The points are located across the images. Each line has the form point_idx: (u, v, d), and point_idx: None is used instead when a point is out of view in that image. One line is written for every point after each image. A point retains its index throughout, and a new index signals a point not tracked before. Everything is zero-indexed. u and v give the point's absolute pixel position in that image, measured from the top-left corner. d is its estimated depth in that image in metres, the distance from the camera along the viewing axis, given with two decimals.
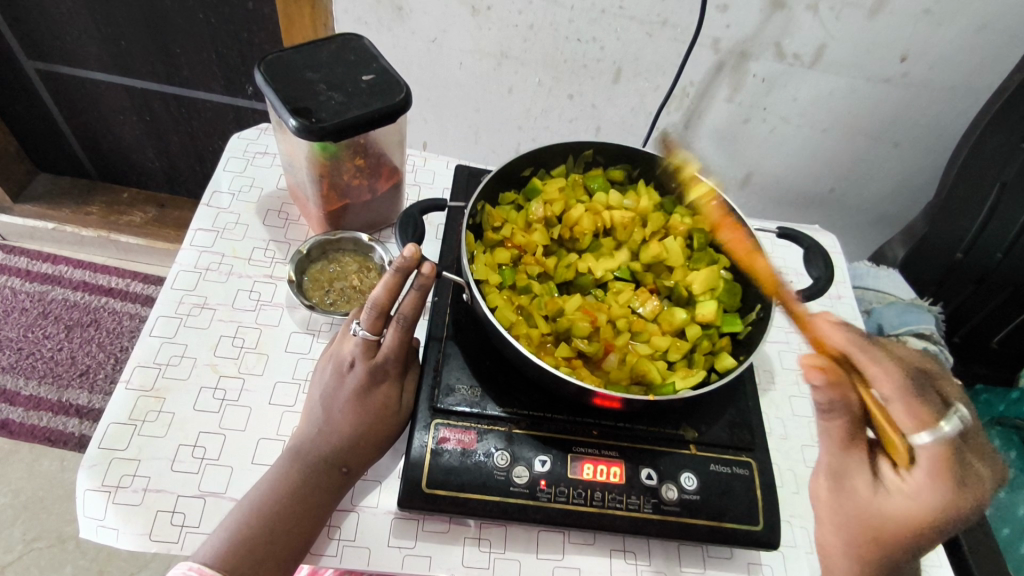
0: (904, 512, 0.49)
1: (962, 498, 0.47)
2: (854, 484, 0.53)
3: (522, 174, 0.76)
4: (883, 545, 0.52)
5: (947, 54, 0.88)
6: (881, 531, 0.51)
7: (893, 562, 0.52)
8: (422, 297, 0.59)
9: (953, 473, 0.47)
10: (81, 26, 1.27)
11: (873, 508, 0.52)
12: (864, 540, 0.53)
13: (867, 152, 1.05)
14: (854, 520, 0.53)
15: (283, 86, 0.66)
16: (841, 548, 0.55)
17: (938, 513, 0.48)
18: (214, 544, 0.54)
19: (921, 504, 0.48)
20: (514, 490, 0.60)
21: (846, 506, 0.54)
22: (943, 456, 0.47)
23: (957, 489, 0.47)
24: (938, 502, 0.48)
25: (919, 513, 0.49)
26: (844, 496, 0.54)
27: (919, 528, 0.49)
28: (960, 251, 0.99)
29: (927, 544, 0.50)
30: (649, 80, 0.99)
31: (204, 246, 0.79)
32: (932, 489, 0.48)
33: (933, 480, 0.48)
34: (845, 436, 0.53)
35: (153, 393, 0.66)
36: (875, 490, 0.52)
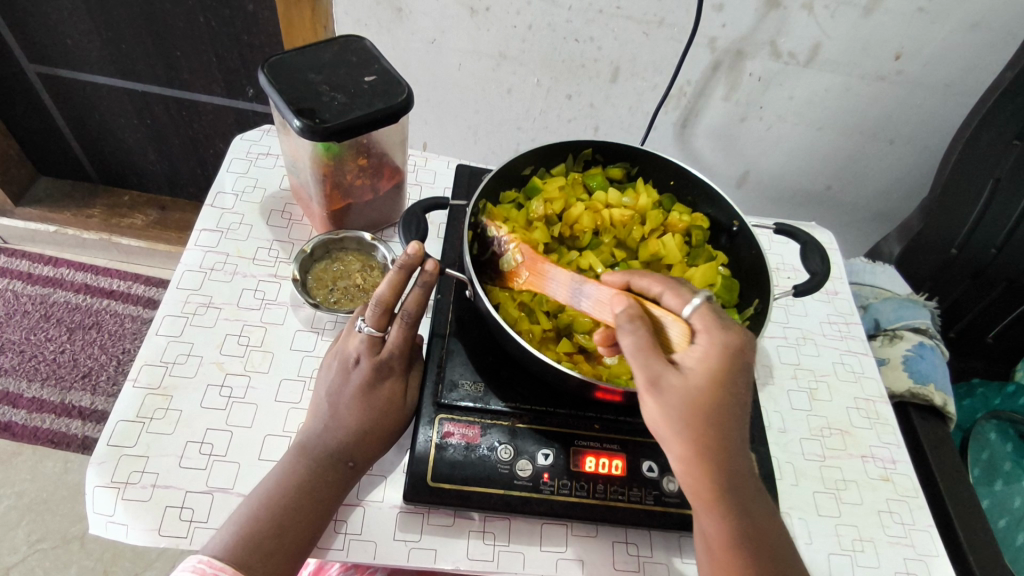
0: (706, 372, 0.49)
1: (738, 334, 0.51)
2: (670, 384, 0.49)
3: (522, 172, 0.76)
4: (709, 417, 0.49)
5: (939, 52, 0.89)
6: (709, 405, 0.49)
7: (725, 443, 0.50)
8: (426, 293, 0.61)
9: (722, 322, 0.51)
10: (82, 30, 1.28)
11: (688, 389, 0.49)
12: (697, 428, 0.49)
13: (862, 149, 1.06)
14: (683, 418, 0.49)
15: (286, 87, 0.67)
16: (683, 456, 0.50)
17: (726, 357, 0.49)
18: (224, 539, 0.55)
19: (711, 353, 0.50)
20: (517, 483, 0.61)
21: (673, 403, 0.49)
22: (712, 312, 0.52)
23: (729, 330, 0.51)
24: (720, 347, 0.50)
25: (717, 364, 0.49)
26: (667, 397, 0.49)
27: (721, 382, 0.49)
28: (955, 246, 1.00)
29: (735, 399, 0.50)
30: (647, 80, 1.01)
31: (208, 246, 0.79)
32: (713, 340, 0.50)
33: (710, 331, 0.50)
34: (649, 347, 0.50)
35: (159, 391, 0.67)
36: (682, 375, 0.50)
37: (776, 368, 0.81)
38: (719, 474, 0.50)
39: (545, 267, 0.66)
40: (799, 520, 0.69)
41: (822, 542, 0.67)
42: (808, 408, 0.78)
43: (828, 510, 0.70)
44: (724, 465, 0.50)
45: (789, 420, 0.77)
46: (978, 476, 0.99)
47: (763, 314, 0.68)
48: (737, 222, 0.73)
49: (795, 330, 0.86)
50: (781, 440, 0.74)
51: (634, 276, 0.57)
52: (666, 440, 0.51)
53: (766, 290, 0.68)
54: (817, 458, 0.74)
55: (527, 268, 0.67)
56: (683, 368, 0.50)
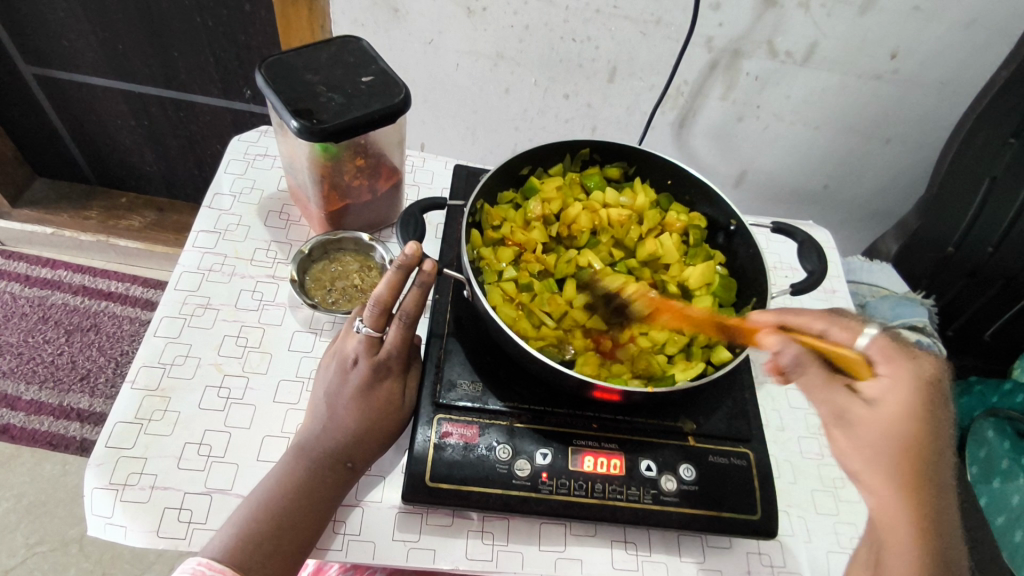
0: (900, 404, 0.52)
1: (929, 365, 0.54)
2: (857, 415, 0.53)
3: (520, 173, 0.77)
4: (913, 449, 0.51)
5: (935, 51, 0.90)
6: (907, 438, 0.51)
7: (931, 475, 0.52)
8: (424, 293, 0.60)
9: (906, 354, 0.54)
10: (79, 31, 1.28)
11: (879, 423, 0.52)
12: (900, 458, 0.51)
13: (860, 148, 1.06)
14: (877, 447, 0.52)
15: (284, 88, 0.67)
16: (889, 493, 0.52)
17: (921, 387, 0.52)
18: (222, 540, 0.55)
19: (899, 384, 0.52)
20: (516, 482, 0.61)
21: (864, 435, 0.53)
22: (890, 341, 0.55)
23: (918, 361, 0.54)
24: (910, 379, 0.52)
25: (909, 395, 0.52)
26: (856, 430, 0.53)
27: (920, 414, 0.51)
28: (952, 245, 1.00)
29: (938, 432, 0.51)
30: (644, 79, 1.01)
31: (206, 247, 0.79)
32: (900, 372, 0.53)
33: (896, 362, 0.54)
34: (827, 380, 0.55)
35: (158, 392, 0.67)
36: (872, 406, 0.53)
37: None
38: (922, 505, 0.51)
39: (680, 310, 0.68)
40: (798, 517, 0.69)
41: (821, 541, 0.67)
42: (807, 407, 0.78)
43: (827, 509, 0.70)
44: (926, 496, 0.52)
45: (788, 418, 0.77)
46: (976, 474, 0.99)
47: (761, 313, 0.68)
48: (734, 221, 0.73)
49: None
50: (779, 439, 0.75)
51: (790, 317, 0.60)
52: (864, 475, 0.54)
53: (763, 288, 0.68)
54: (815, 456, 0.74)
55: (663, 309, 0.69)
56: (870, 399, 0.53)
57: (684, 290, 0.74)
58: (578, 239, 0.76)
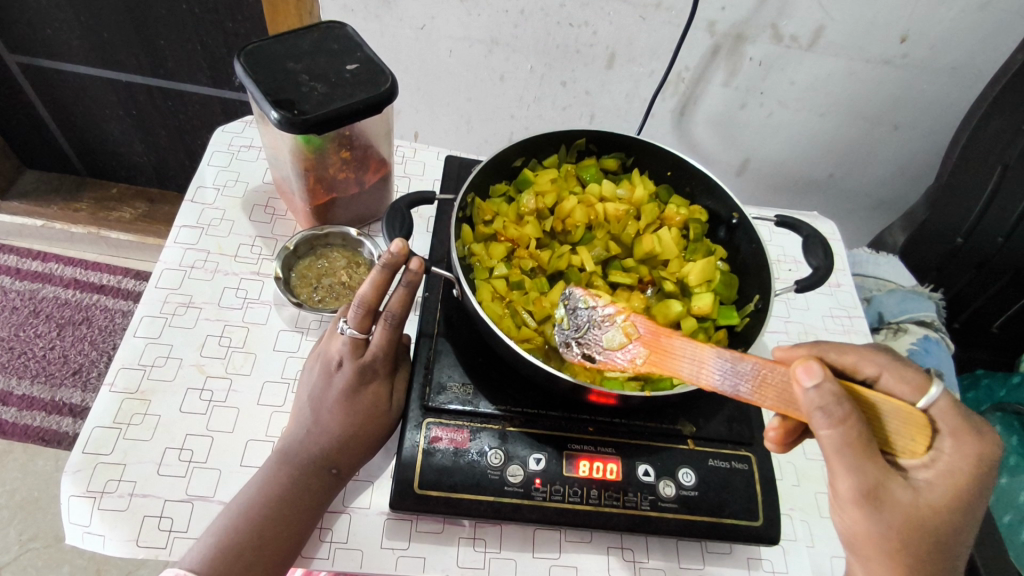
0: (937, 490, 0.46)
1: (988, 447, 0.48)
2: (894, 493, 0.45)
3: (513, 164, 0.74)
4: (925, 537, 0.46)
5: (947, 34, 0.86)
6: (921, 527, 0.46)
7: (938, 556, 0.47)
8: (411, 293, 0.58)
9: (966, 427, 0.48)
10: (61, 18, 1.24)
11: (909, 507, 0.46)
12: (908, 538, 0.46)
13: (866, 136, 1.03)
14: (900, 527, 0.46)
15: (264, 77, 0.64)
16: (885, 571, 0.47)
17: (971, 471, 0.47)
18: (200, 551, 0.52)
19: (952, 464, 0.47)
20: (508, 489, 0.58)
21: (891, 515, 0.46)
22: (953, 410, 0.49)
23: (971, 441, 0.47)
24: (963, 459, 0.47)
25: (957, 476, 0.47)
26: (886, 508, 0.45)
27: (951, 501, 0.46)
28: (961, 235, 0.97)
29: (957, 518, 0.47)
30: (643, 65, 0.97)
31: (188, 243, 0.77)
32: (950, 449, 0.47)
33: (957, 435, 0.48)
34: (863, 447, 0.43)
35: (138, 395, 0.65)
36: (910, 488, 0.46)
37: None
38: None
39: (669, 343, 0.56)
40: (801, 521, 0.66)
41: (825, 545, 0.65)
42: None
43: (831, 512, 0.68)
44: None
45: None
46: None
47: (764, 310, 0.65)
48: (736, 214, 0.70)
49: (797, 325, 0.83)
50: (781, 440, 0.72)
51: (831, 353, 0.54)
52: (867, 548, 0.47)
53: (767, 285, 0.65)
54: (819, 457, 0.72)
55: (644, 344, 0.58)
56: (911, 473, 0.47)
57: (683, 288, 0.70)
58: (573, 234, 0.73)
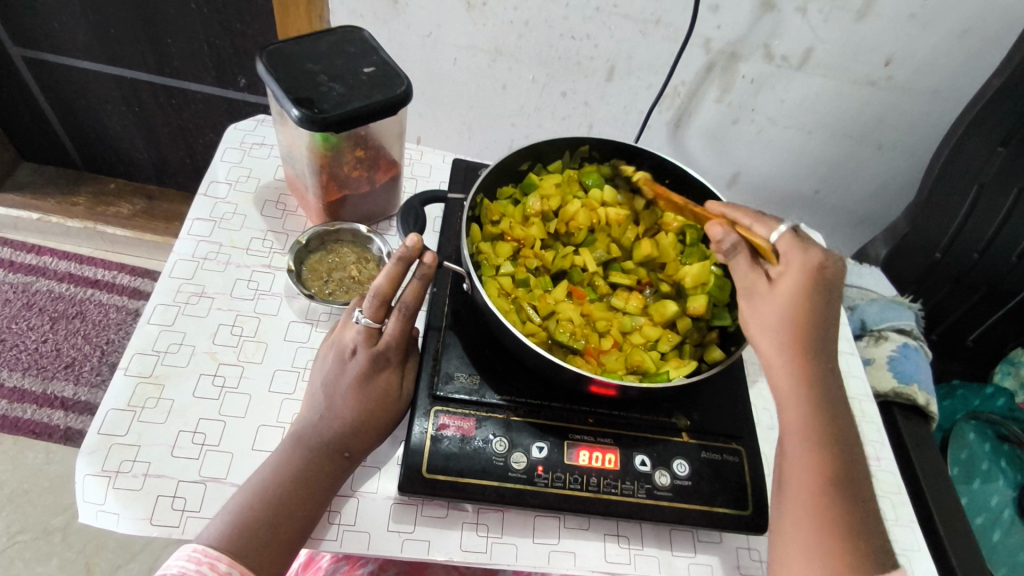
0: (792, 286, 0.57)
1: (819, 252, 0.58)
2: (759, 293, 0.58)
3: (520, 168, 0.77)
4: (807, 332, 0.56)
5: (928, 58, 0.91)
6: (802, 319, 0.56)
7: (812, 352, 0.56)
8: (424, 286, 0.60)
9: (806, 243, 0.58)
10: (70, 13, 1.26)
11: (770, 305, 0.57)
12: (788, 335, 0.56)
13: (852, 153, 1.08)
14: (768, 324, 0.57)
15: (285, 77, 0.67)
16: (789, 381, 0.57)
17: (812, 270, 0.56)
18: (218, 528, 0.54)
19: (794, 266, 0.57)
20: (512, 475, 0.61)
21: (760, 313, 0.58)
22: (795, 235, 0.60)
23: (811, 251, 0.58)
24: (803, 262, 0.57)
25: (800, 276, 0.57)
26: (755, 306, 0.59)
27: (804, 295, 0.56)
28: (939, 251, 1.02)
29: (823, 316, 0.57)
30: (641, 79, 1.02)
31: (202, 235, 0.79)
32: (796, 256, 0.58)
33: (792, 247, 0.58)
34: None
35: (152, 379, 0.67)
36: (768, 287, 0.58)
37: None
38: (806, 380, 0.56)
39: None
40: None
41: None
42: None
43: None
44: (811, 372, 0.56)
45: (777, 417, 0.78)
46: (957, 475, 1.02)
47: None
48: None
49: None
50: (770, 437, 0.76)
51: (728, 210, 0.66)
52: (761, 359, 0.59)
53: None
54: None
55: None
56: (773, 279, 0.59)
57: (681, 290, 0.73)
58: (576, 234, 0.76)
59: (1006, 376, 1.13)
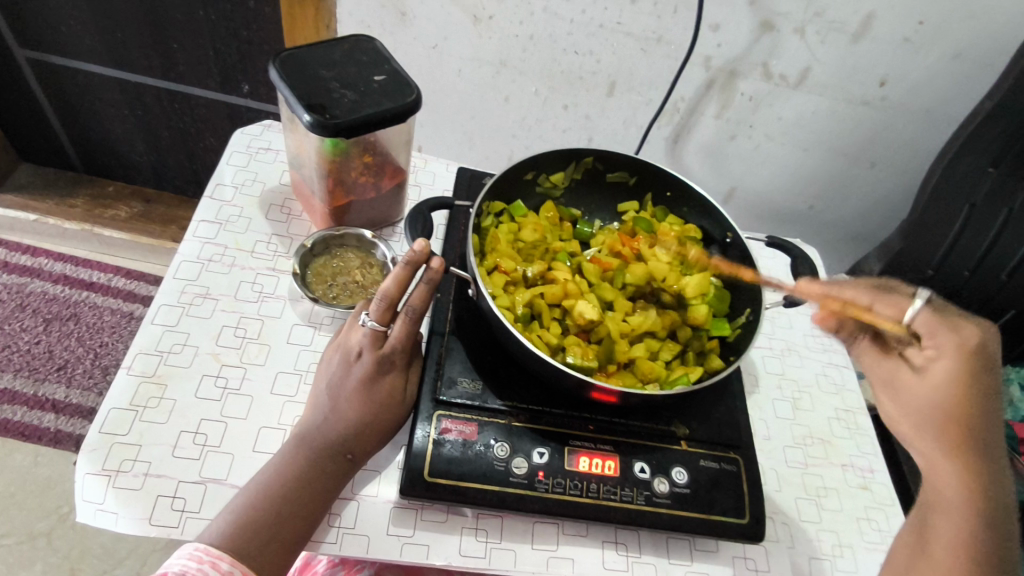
0: (942, 370, 0.56)
1: (974, 333, 0.55)
2: (903, 380, 0.59)
3: (526, 177, 0.78)
4: (962, 415, 0.56)
5: (922, 81, 0.94)
6: (950, 405, 0.56)
7: (973, 432, 0.56)
8: (431, 290, 0.61)
9: (950, 322, 0.56)
10: (77, 17, 1.26)
11: (919, 391, 0.58)
12: (937, 418, 0.57)
13: (846, 172, 1.10)
14: (917, 410, 0.58)
15: (297, 83, 0.68)
16: (938, 462, 0.58)
17: (963, 355, 0.55)
18: (221, 527, 0.54)
19: (943, 355, 0.56)
20: (513, 480, 0.62)
21: (908, 398, 0.59)
22: (936, 315, 0.56)
23: (964, 331, 0.55)
24: (954, 350, 0.55)
25: (953, 364, 0.55)
26: (900, 393, 0.60)
27: (958, 383, 0.55)
28: (932, 268, 1.03)
29: (986, 404, 0.55)
30: (642, 94, 1.04)
31: (207, 237, 0.79)
32: (945, 342, 0.56)
33: (938, 335, 0.56)
34: None
35: (154, 379, 0.67)
36: (916, 372, 0.58)
37: (761, 377, 0.83)
38: (965, 461, 0.57)
39: None
40: (782, 524, 0.71)
41: (804, 547, 0.70)
42: (792, 417, 0.80)
43: (809, 516, 0.72)
44: (970, 451, 0.57)
45: (774, 428, 0.79)
46: None
47: (754, 322, 0.70)
48: (731, 234, 0.76)
49: (780, 342, 0.88)
50: (766, 448, 0.76)
51: (835, 288, 0.60)
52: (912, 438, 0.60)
53: (757, 299, 0.71)
54: (800, 465, 0.76)
55: None
56: (918, 367, 0.58)
57: (681, 304, 0.74)
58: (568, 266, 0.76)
59: None
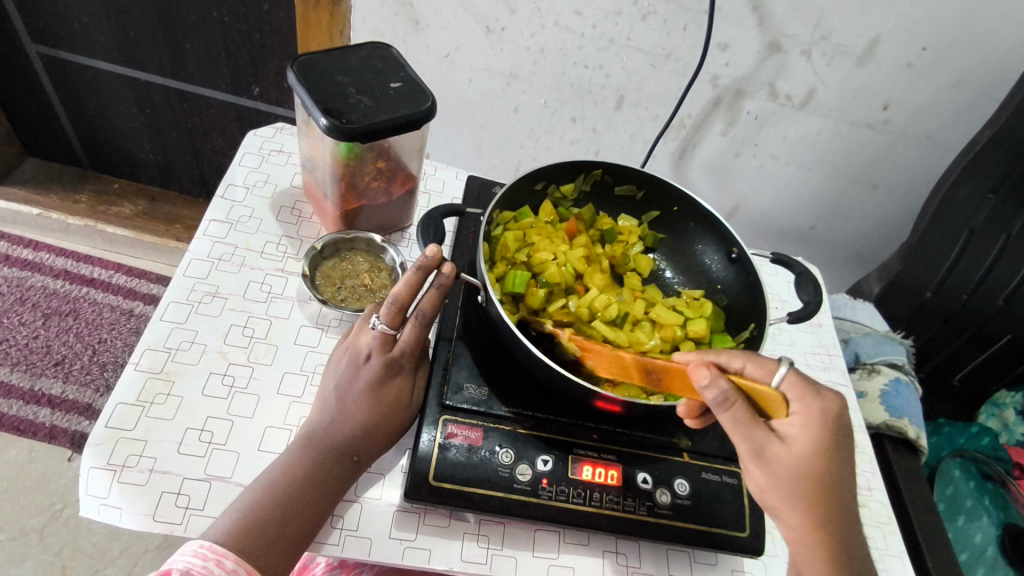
0: (807, 444, 0.54)
1: (830, 397, 0.56)
2: (775, 456, 0.55)
3: (535, 187, 0.79)
4: (820, 484, 0.55)
5: (924, 106, 0.95)
6: (820, 476, 0.55)
7: (831, 498, 0.55)
8: (441, 295, 0.62)
9: (813, 388, 0.56)
10: (91, 14, 1.27)
11: (792, 463, 0.54)
12: (808, 488, 0.55)
13: (847, 193, 1.12)
14: (788, 482, 0.55)
15: (315, 87, 0.69)
16: (798, 549, 0.56)
17: (828, 422, 0.55)
18: (226, 525, 0.54)
19: (810, 422, 0.55)
20: (517, 487, 0.62)
21: (780, 472, 0.55)
22: (798, 378, 0.56)
23: (822, 396, 0.56)
24: (821, 418, 0.55)
25: (818, 433, 0.54)
26: (773, 468, 0.55)
27: (824, 453, 0.55)
28: (930, 290, 1.05)
29: (840, 464, 0.56)
30: (649, 110, 1.05)
31: (217, 237, 0.80)
32: (809, 408, 0.55)
33: (805, 401, 0.55)
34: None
35: (161, 375, 0.67)
36: (787, 447, 0.55)
37: None
38: (825, 524, 0.55)
39: None
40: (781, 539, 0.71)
41: None
42: None
43: None
44: (826, 514, 0.55)
45: None
46: (943, 511, 1.03)
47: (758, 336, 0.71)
48: (736, 249, 0.77)
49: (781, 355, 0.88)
50: None
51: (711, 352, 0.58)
52: (775, 505, 0.56)
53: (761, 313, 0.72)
54: None
55: None
56: (786, 438, 0.55)
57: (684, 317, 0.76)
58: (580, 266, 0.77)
59: (990, 417, 1.15)
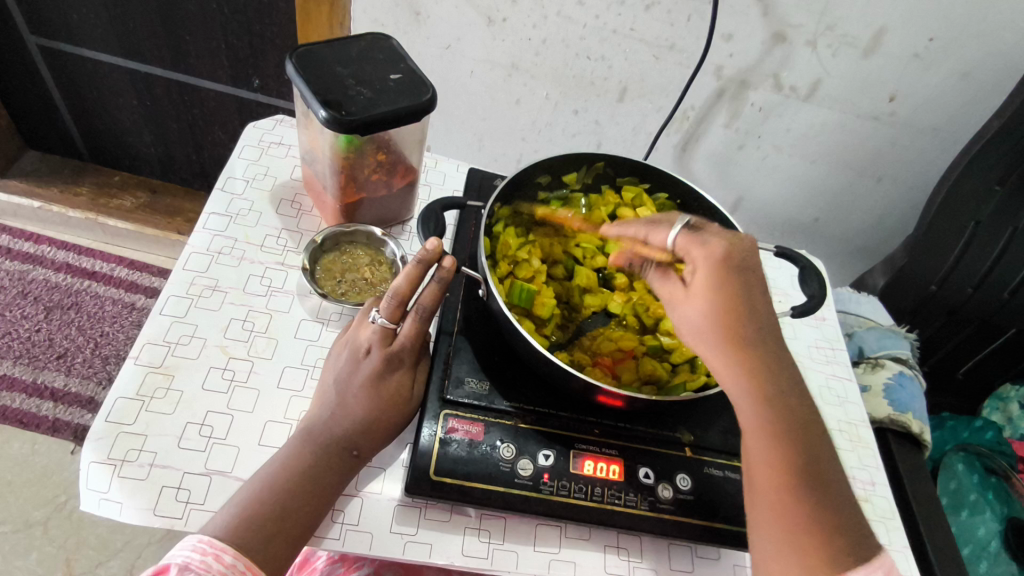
0: (700, 288, 0.54)
1: (722, 243, 0.55)
2: (678, 304, 0.57)
3: (539, 179, 0.77)
4: (729, 322, 0.53)
5: (931, 97, 0.94)
6: (722, 315, 0.53)
7: (745, 340, 0.53)
8: (441, 290, 0.62)
9: (703, 238, 0.56)
10: (90, 6, 1.27)
11: (689, 311, 0.55)
12: (711, 331, 0.54)
13: (852, 185, 1.11)
14: (693, 330, 0.55)
15: (314, 78, 0.68)
16: (744, 396, 0.53)
17: (716, 264, 0.54)
18: (225, 520, 0.54)
19: (700, 269, 0.55)
20: (518, 481, 0.62)
21: (682, 320, 0.56)
22: (691, 232, 0.56)
23: (711, 242, 0.55)
24: (706, 261, 0.54)
25: (707, 277, 0.54)
26: (677, 315, 0.57)
27: (717, 294, 0.53)
28: (935, 283, 1.04)
29: (749, 303, 0.54)
30: (652, 101, 1.04)
31: (217, 230, 0.79)
32: (699, 255, 0.55)
33: (695, 248, 0.56)
34: None
35: (161, 370, 0.67)
36: (683, 296, 0.57)
37: None
38: (744, 366, 0.53)
39: None
40: None
41: None
42: None
43: None
44: (745, 357, 0.53)
45: None
46: (946, 505, 1.03)
47: None
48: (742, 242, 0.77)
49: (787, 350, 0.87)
50: None
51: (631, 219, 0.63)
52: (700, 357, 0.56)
53: None
54: None
55: None
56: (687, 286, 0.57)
57: None
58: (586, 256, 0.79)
59: (995, 411, 1.14)
